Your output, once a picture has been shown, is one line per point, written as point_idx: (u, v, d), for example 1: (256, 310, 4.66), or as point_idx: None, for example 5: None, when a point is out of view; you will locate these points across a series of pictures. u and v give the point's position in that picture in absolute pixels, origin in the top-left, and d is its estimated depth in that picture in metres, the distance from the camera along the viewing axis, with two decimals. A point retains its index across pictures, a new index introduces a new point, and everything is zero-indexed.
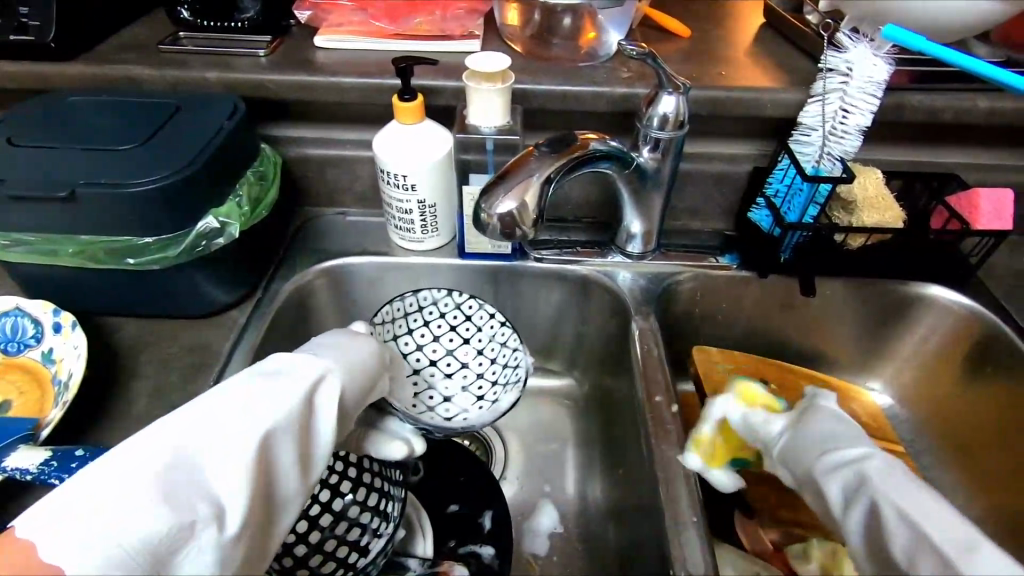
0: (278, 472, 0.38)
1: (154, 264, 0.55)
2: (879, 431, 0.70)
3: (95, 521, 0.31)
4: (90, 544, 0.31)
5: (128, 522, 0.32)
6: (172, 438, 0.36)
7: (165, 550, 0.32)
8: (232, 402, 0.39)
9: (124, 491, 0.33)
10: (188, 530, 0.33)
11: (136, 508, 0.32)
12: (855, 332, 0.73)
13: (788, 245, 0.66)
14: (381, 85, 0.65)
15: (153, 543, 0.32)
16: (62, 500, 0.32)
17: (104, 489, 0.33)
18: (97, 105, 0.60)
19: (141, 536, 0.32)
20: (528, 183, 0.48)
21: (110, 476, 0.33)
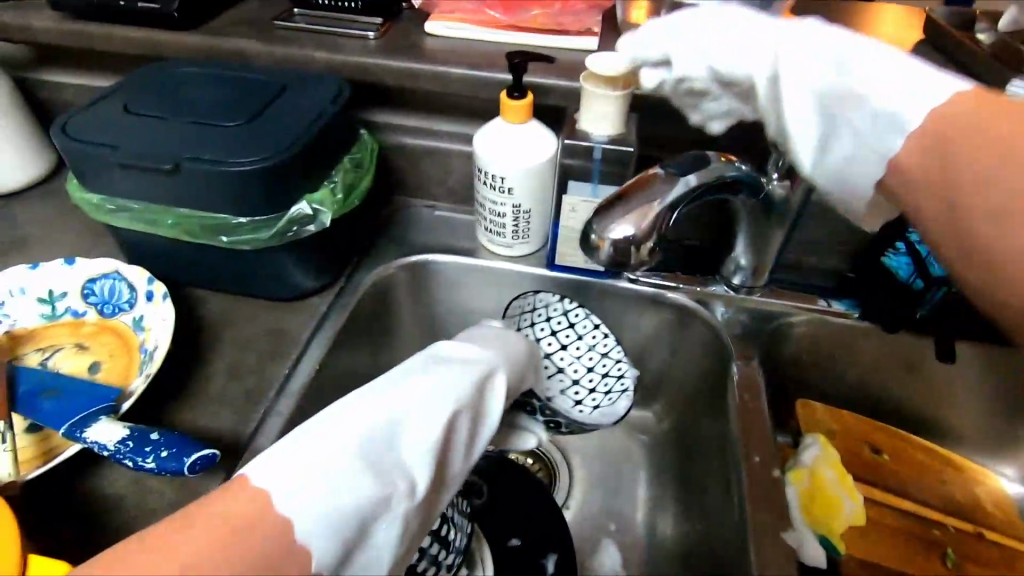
0: (451, 448, 0.42)
1: (245, 244, 0.55)
2: (1004, 524, 0.60)
3: (322, 470, 0.36)
4: (312, 488, 0.35)
5: (345, 473, 0.36)
6: (372, 405, 0.41)
7: (370, 509, 0.36)
8: (415, 382, 0.44)
9: (342, 445, 0.38)
10: (385, 494, 0.37)
11: (350, 464, 0.37)
12: (991, 408, 0.64)
13: (929, 301, 0.58)
14: (488, 79, 0.62)
15: (363, 503, 0.36)
16: (296, 447, 0.37)
17: (320, 447, 0.37)
18: (210, 77, 0.60)
19: (354, 487, 0.36)
20: (649, 208, 0.43)
21: (328, 439, 0.38)
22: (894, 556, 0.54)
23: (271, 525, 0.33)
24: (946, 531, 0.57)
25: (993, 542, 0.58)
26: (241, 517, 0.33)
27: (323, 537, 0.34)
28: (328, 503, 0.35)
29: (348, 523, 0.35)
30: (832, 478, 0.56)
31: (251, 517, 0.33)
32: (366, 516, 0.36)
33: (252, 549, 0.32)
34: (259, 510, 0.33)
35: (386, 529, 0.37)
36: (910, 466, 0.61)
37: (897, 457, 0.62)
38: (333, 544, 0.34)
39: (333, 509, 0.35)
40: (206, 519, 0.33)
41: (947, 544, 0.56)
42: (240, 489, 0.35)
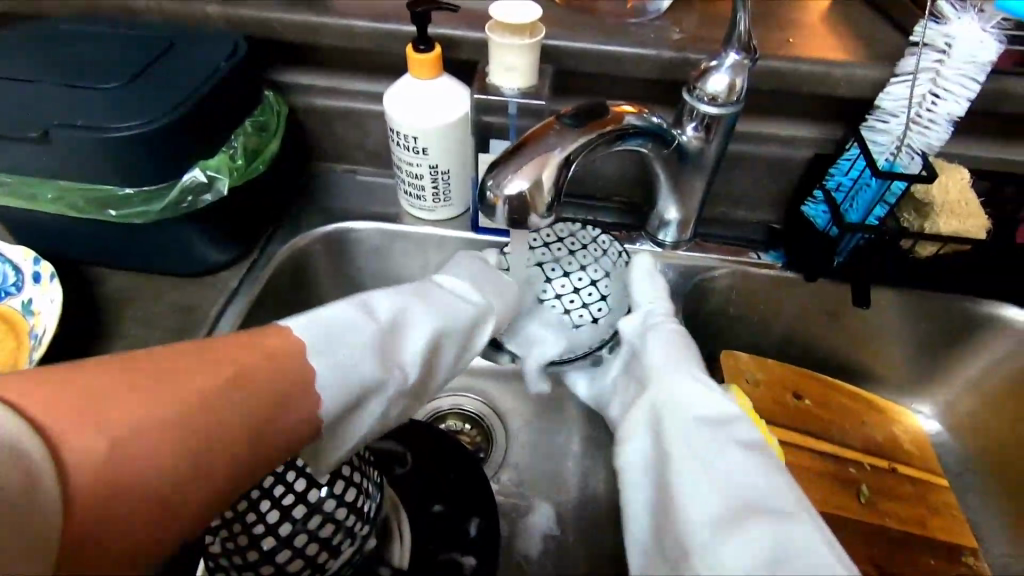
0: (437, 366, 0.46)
1: (136, 218, 0.51)
2: (921, 459, 0.63)
3: (344, 350, 0.40)
4: (331, 363, 0.39)
5: (359, 358, 0.41)
6: (389, 305, 0.45)
7: (368, 391, 0.41)
8: (425, 297, 0.48)
9: (358, 333, 0.42)
10: (384, 384, 0.42)
11: (363, 348, 0.41)
12: (908, 349, 0.65)
13: (844, 247, 0.58)
14: (397, 33, 0.58)
15: (368, 381, 0.41)
16: (323, 324, 0.41)
17: (346, 329, 0.41)
18: (88, 35, 0.55)
19: (365, 372, 0.40)
20: (547, 158, 0.42)
21: (351, 322, 0.42)
22: (813, 498, 0.57)
23: (302, 370, 0.37)
24: (862, 469, 0.60)
25: (908, 478, 0.61)
26: (283, 350, 0.37)
27: (330, 404, 0.38)
28: (345, 379, 0.39)
29: (355, 397, 0.40)
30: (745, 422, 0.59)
31: (289, 354, 0.38)
32: (364, 394, 0.41)
33: (288, 377, 0.36)
34: (298, 355, 0.38)
35: (376, 411, 0.41)
36: (832, 411, 0.64)
37: (820, 403, 0.64)
38: (334, 414, 0.38)
39: (346, 385, 0.39)
40: (250, 343, 0.36)
41: (862, 482, 0.59)
42: (276, 336, 0.38)
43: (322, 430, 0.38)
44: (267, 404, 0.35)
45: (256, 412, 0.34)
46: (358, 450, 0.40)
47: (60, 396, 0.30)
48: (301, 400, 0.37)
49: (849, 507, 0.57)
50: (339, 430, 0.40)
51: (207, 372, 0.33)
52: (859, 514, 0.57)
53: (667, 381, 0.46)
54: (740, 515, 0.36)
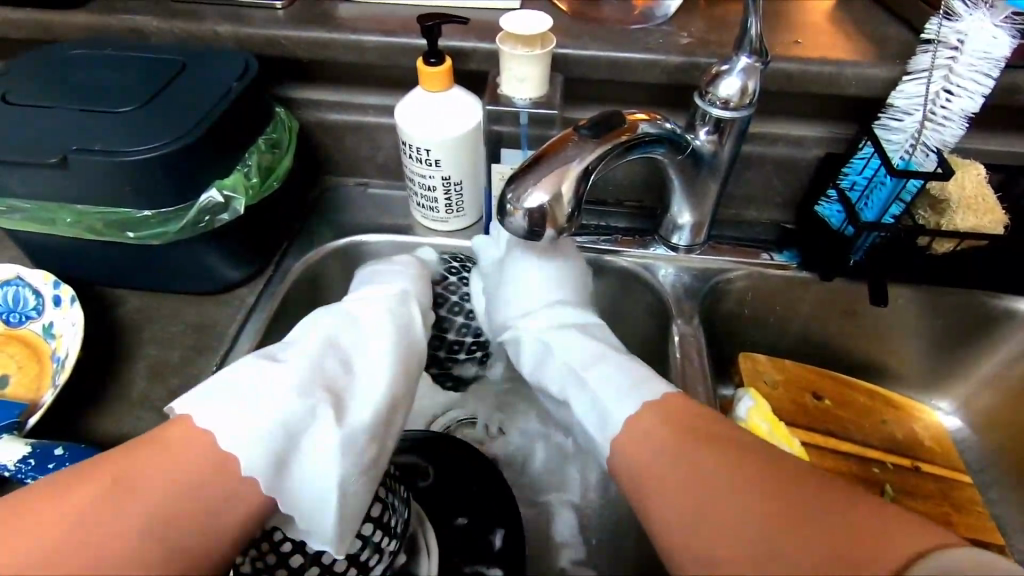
0: (366, 393, 0.44)
1: (154, 239, 0.51)
2: (942, 456, 0.63)
3: (251, 402, 0.38)
4: (239, 420, 0.37)
5: (274, 399, 0.39)
6: (291, 352, 0.44)
7: (297, 428, 0.38)
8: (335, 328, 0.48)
9: (268, 385, 0.39)
10: (313, 413, 0.40)
11: (277, 395, 0.39)
12: (926, 345, 0.65)
13: (861, 247, 0.57)
14: (406, 46, 0.59)
15: (293, 421, 0.39)
16: (222, 389, 0.39)
17: (251, 381, 0.40)
18: (101, 59, 0.56)
19: (280, 412, 0.38)
20: (567, 169, 0.42)
21: (259, 378, 0.40)
22: None
23: (204, 445, 0.35)
24: (884, 468, 0.60)
25: (930, 476, 0.60)
26: (179, 441, 0.35)
27: (252, 454, 0.36)
28: (253, 429, 0.37)
29: (287, 446, 0.38)
30: (766, 428, 0.57)
31: (188, 442, 0.35)
32: (297, 432, 0.38)
33: (182, 469, 0.34)
34: (196, 432, 0.36)
35: (318, 455, 0.39)
36: (851, 410, 0.63)
37: (839, 402, 0.63)
38: (263, 456, 0.36)
39: (267, 428, 0.37)
40: (142, 445, 0.35)
41: (886, 481, 0.59)
42: (176, 426, 0.36)
43: (258, 478, 0.35)
44: (164, 499, 0.33)
45: (154, 511, 0.32)
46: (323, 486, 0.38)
47: None
48: (212, 481, 0.34)
49: None
50: (295, 470, 0.38)
51: (83, 490, 0.33)
52: None
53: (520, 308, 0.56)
54: (583, 382, 0.47)
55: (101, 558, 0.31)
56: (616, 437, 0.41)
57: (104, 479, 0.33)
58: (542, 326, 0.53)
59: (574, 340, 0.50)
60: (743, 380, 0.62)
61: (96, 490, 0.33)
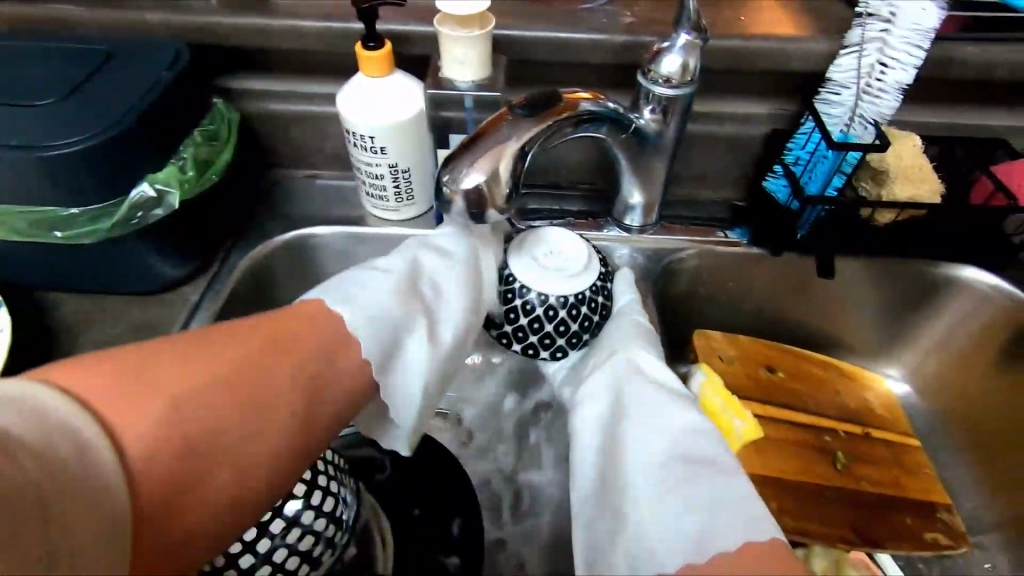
0: (455, 307, 0.51)
1: (85, 237, 0.49)
2: (892, 422, 0.64)
3: (369, 301, 0.46)
4: (351, 309, 0.45)
5: (375, 301, 0.46)
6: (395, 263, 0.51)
7: (400, 333, 0.46)
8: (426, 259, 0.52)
9: (381, 288, 0.48)
10: (410, 323, 0.47)
11: (385, 297, 0.47)
12: (875, 315, 0.67)
13: (805, 221, 0.59)
14: (346, 31, 0.57)
15: (395, 320, 0.46)
16: (345, 287, 0.47)
17: (353, 289, 0.47)
18: (21, 50, 0.53)
19: (386, 317, 0.46)
20: (504, 148, 0.41)
21: (375, 284, 0.48)
22: (791, 468, 0.58)
23: (335, 329, 0.43)
24: (836, 436, 0.61)
25: (881, 442, 0.62)
26: (321, 319, 0.43)
27: (367, 344, 0.44)
28: (366, 319, 0.45)
29: (392, 336, 0.46)
30: (720, 401, 0.59)
31: (317, 322, 0.43)
32: (398, 330, 0.46)
33: (320, 344, 0.42)
34: (325, 315, 0.44)
35: (412, 352, 0.47)
36: (804, 382, 0.65)
37: (793, 375, 0.65)
38: (372, 346, 0.44)
39: (368, 322, 0.45)
40: (284, 315, 0.43)
41: (837, 449, 0.60)
42: (307, 314, 0.43)
43: (371, 363, 0.44)
44: (305, 366, 0.40)
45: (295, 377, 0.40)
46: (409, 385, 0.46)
47: (121, 381, 0.35)
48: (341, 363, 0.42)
49: (827, 476, 0.58)
50: (391, 372, 0.46)
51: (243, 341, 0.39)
52: (835, 481, 0.58)
53: (594, 386, 0.52)
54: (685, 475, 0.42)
55: (263, 402, 0.38)
56: (713, 558, 0.37)
57: (262, 338, 0.40)
58: (633, 414, 0.47)
59: (676, 438, 0.45)
60: (701, 359, 0.63)
61: (255, 346, 0.40)
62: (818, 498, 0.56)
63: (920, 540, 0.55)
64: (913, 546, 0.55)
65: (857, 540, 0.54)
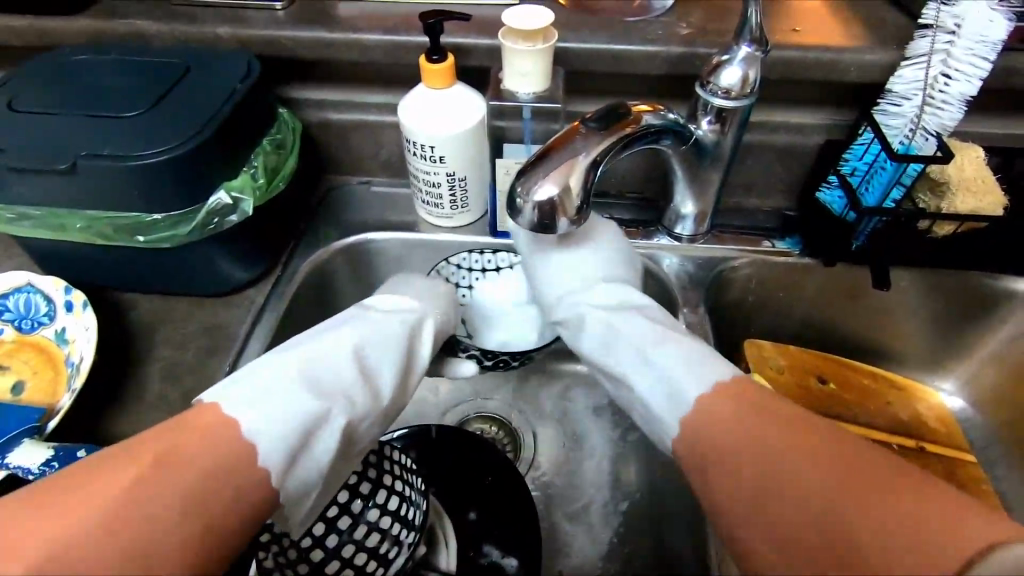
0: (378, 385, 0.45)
1: (165, 242, 0.52)
2: (946, 435, 0.63)
3: (279, 397, 0.38)
4: (252, 406, 0.36)
5: (285, 398, 0.38)
6: (317, 345, 0.43)
7: (312, 426, 0.38)
8: (356, 315, 0.50)
9: (292, 381, 0.39)
10: (324, 417, 0.39)
11: (295, 390, 0.39)
12: (928, 327, 0.66)
13: (862, 232, 0.58)
14: (407, 44, 0.59)
15: (306, 418, 0.38)
16: (249, 383, 0.38)
17: (265, 384, 0.38)
18: (104, 64, 0.56)
19: (296, 409, 0.37)
20: (575, 162, 0.43)
21: (285, 369, 0.40)
22: None
23: (234, 440, 0.34)
24: (889, 449, 0.61)
25: (934, 455, 0.61)
26: (213, 425, 0.34)
27: (270, 443, 0.35)
28: (279, 419, 0.36)
29: (308, 430, 0.37)
30: None
31: (219, 426, 0.34)
32: (312, 425, 0.38)
33: (211, 446, 0.33)
34: (220, 416, 0.35)
35: (325, 444, 0.38)
36: (855, 393, 0.64)
37: (844, 386, 0.64)
38: (275, 446, 0.35)
39: (285, 417, 0.36)
40: (166, 431, 0.33)
41: None
42: (199, 415, 0.35)
43: (269, 470, 0.34)
44: (199, 481, 0.31)
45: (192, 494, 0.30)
46: (320, 480, 0.38)
47: None
48: (238, 465, 0.33)
49: None
50: (299, 466, 0.37)
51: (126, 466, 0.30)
52: None
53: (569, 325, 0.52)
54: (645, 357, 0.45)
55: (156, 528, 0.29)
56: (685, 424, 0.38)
57: (144, 460, 0.31)
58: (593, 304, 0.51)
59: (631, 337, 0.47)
60: (750, 368, 0.63)
61: (133, 472, 0.30)
62: None
63: None
64: None
65: None
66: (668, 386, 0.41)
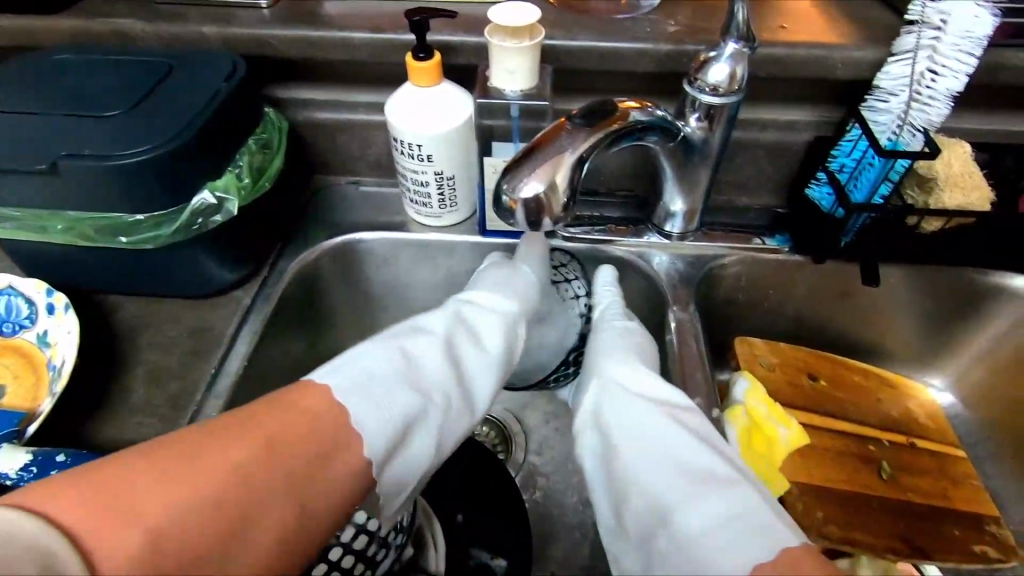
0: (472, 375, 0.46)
1: (148, 243, 0.51)
2: (937, 432, 0.64)
3: (382, 390, 0.40)
4: (361, 396, 0.38)
5: (392, 392, 0.40)
6: (420, 338, 0.45)
7: (410, 424, 0.40)
8: (457, 305, 0.52)
9: (395, 374, 0.41)
10: (424, 410, 0.41)
11: (394, 384, 0.41)
12: (918, 323, 0.66)
13: (851, 228, 0.58)
14: (394, 42, 0.59)
15: (407, 414, 0.40)
16: (361, 371, 0.40)
17: (374, 375, 0.40)
18: (87, 64, 0.55)
19: (400, 405, 0.39)
20: (561, 159, 0.42)
21: (389, 360, 0.42)
22: (836, 477, 0.57)
23: (343, 429, 0.36)
24: (881, 447, 0.61)
25: (925, 452, 0.61)
26: (310, 404, 0.36)
27: (373, 443, 0.37)
28: (383, 415, 0.38)
29: (407, 426, 0.40)
30: (763, 407, 0.58)
31: (322, 410, 0.36)
32: (410, 419, 0.40)
33: (322, 432, 0.35)
34: (325, 400, 0.37)
35: (421, 444, 0.40)
36: (847, 390, 0.64)
37: (835, 383, 0.64)
38: (379, 444, 0.37)
39: (389, 415, 0.39)
40: (277, 410, 0.35)
41: (882, 459, 0.60)
42: (302, 395, 0.37)
43: (372, 463, 0.37)
44: (302, 461, 0.33)
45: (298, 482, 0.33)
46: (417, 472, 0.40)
47: (86, 502, 0.28)
48: (336, 454, 0.35)
49: (874, 486, 0.57)
50: (398, 455, 0.39)
51: (240, 439, 0.32)
52: (881, 491, 0.57)
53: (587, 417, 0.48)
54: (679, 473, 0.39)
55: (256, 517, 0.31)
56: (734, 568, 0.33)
57: (256, 437, 0.33)
58: (628, 376, 0.48)
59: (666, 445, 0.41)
60: (741, 366, 0.62)
61: (250, 446, 0.32)
62: (865, 508, 0.56)
63: (969, 553, 0.54)
64: (962, 558, 0.54)
65: (907, 552, 0.53)
66: (703, 513, 0.36)
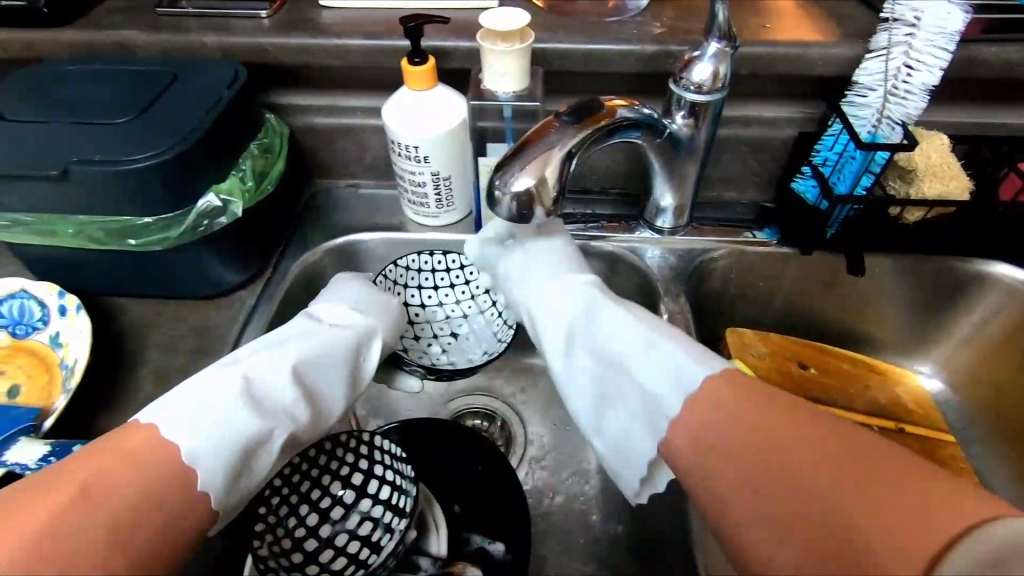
0: (320, 395, 0.47)
1: (156, 244, 0.53)
2: (924, 417, 0.65)
3: (213, 415, 0.40)
4: (183, 424, 0.38)
5: (219, 417, 0.40)
6: (241, 363, 0.44)
7: (253, 442, 0.41)
8: (277, 344, 0.48)
9: (223, 411, 0.41)
10: (267, 433, 0.42)
11: (227, 418, 0.40)
12: (905, 312, 0.68)
13: (835, 220, 0.60)
14: (388, 47, 0.61)
15: (241, 440, 0.40)
16: (184, 410, 0.39)
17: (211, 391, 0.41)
18: (91, 74, 0.57)
19: (239, 429, 0.40)
20: (549, 155, 0.45)
21: (216, 389, 0.42)
22: None
23: (165, 463, 0.36)
24: (870, 432, 0.63)
25: (914, 436, 0.63)
26: (139, 453, 0.36)
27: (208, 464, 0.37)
28: (212, 431, 0.39)
29: (246, 450, 0.40)
30: None
31: (148, 450, 0.36)
32: (247, 444, 0.40)
33: (146, 471, 0.35)
34: (151, 442, 0.37)
35: (263, 461, 0.41)
36: (837, 377, 0.66)
37: (824, 370, 0.66)
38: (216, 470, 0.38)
39: (221, 437, 0.39)
40: (99, 454, 0.35)
41: None
42: (132, 448, 0.36)
43: (209, 493, 0.37)
44: (127, 504, 0.33)
45: (124, 516, 0.33)
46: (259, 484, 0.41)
47: None
48: (172, 490, 0.35)
49: None
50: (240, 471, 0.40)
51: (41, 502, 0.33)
52: None
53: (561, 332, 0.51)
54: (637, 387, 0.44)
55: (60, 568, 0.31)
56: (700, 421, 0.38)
57: (69, 485, 0.33)
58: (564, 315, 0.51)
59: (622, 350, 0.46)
60: (733, 356, 0.64)
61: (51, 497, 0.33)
62: None
63: None
64: None
65: None
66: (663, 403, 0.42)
